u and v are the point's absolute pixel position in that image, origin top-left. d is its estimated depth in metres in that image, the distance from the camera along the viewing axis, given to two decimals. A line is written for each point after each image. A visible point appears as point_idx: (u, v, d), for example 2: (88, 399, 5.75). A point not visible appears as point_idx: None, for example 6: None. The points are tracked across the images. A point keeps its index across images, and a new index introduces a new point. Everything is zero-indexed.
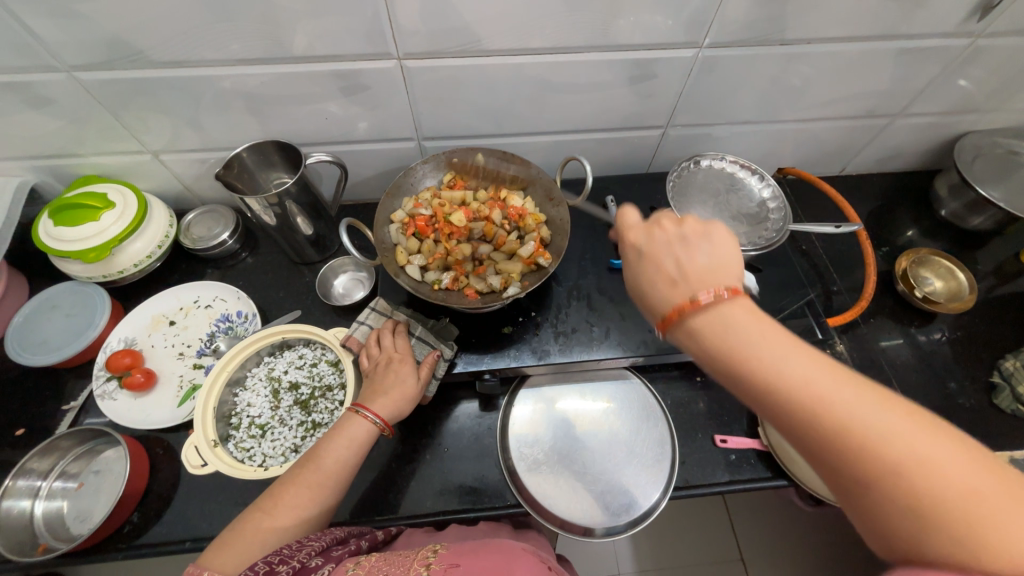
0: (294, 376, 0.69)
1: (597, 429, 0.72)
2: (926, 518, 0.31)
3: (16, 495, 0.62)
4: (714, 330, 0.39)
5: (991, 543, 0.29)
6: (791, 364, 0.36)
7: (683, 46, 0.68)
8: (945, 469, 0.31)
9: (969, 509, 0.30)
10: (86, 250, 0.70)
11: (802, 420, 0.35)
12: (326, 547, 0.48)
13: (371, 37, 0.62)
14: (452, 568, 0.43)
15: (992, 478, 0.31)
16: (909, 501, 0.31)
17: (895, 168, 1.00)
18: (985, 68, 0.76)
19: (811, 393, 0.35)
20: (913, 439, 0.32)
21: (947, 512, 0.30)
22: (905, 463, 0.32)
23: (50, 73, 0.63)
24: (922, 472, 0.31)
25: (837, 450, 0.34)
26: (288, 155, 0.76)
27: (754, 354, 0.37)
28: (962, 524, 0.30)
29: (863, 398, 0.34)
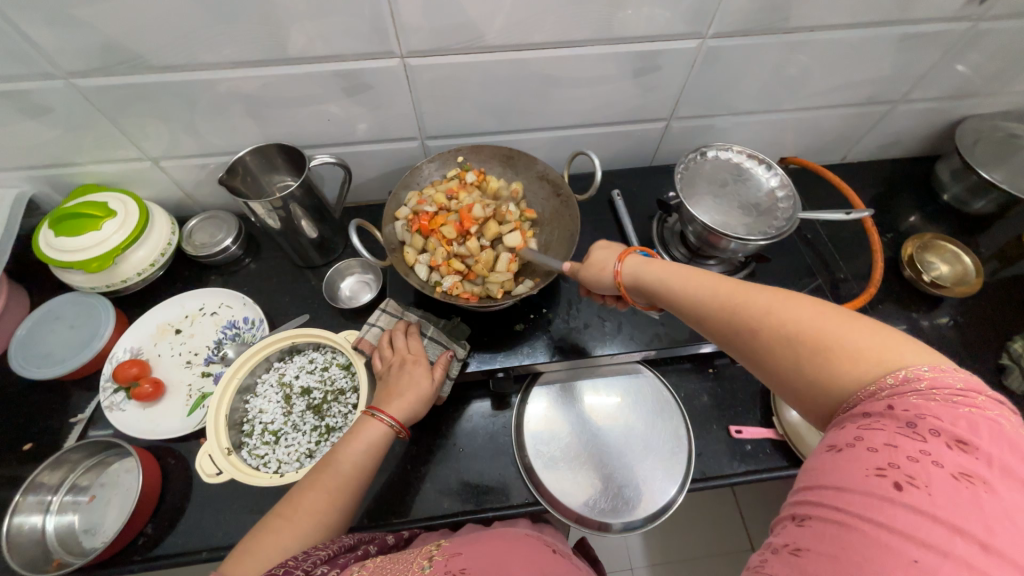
0: (305, 381, 0.69)
1: (611, 425, 0.71)
2: (800, 354, 0.37)
3: (27, 511, 0.61)
4: (636, 269, 0.52)
5: (845, 357, 0.35)
6: (691, 275, 0.47)
7: (686, 37, 0.68)
8: (805, 315, 0.38)
9: (822, 336, 0.36)
10: (89, 259, 0.69)
11: (703, 305, 0.44)
12: (333, 554, 0.46)
13: (373, 35, 0.62)
14: (456, 555, 0.45)
15: (847, 317, 0.37)
16: (784, 344, 0.38)
17: (895, 154, 1.00)
18: (985, 51, 0.76)
19: (699, 288, 0.45)
20: (782, 303, 0.39)
21: (810, 345, 0.36)
22: (776, 318, 0.39)
23: (46, 80, 0.62)
24: (789, 321, 0.38)
25: (731, 324, 0.42)
26: (291, 158, 0.76)
27: (666, 275, 0.49)
28: (824, 351, 0.36)
29: (745, 283, 0.43)
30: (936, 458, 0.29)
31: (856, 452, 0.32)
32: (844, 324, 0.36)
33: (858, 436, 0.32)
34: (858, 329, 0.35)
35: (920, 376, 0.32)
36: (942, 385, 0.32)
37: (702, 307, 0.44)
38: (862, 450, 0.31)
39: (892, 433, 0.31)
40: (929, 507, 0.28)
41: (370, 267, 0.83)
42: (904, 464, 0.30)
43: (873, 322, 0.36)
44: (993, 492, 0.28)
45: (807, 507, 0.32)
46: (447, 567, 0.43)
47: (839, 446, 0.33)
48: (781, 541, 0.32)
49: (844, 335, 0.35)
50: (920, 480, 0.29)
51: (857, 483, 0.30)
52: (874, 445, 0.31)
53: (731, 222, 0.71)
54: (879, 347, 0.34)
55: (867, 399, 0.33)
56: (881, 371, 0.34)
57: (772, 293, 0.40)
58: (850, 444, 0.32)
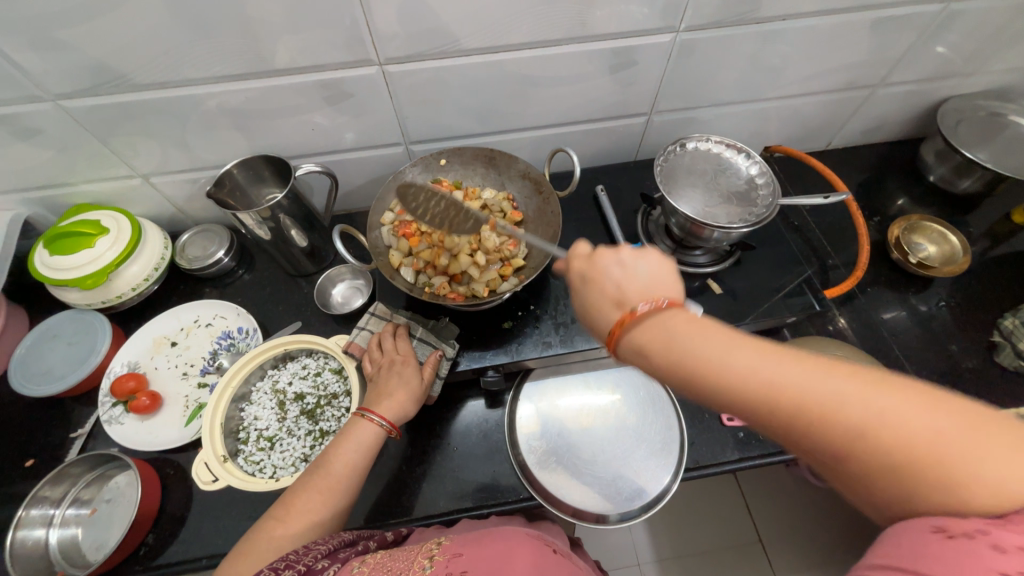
0: (299, 387, 0.70)
1: (604, 419, 0.72)
2: (912, 478, 0.31)
3: (30, 525, 0.62)
4: (663, 345, 0.39)
5: (981, 479, 0.29)
6: (746, 360, 0.36)
7: (660, 31, 0.69)
8: (915, 426, 0.31)
9: (943, 455, 0.30)
10: (82, 277, 0.70)
11: (781, 410, 0.34)
12: (334, 548, 0.48)
13: (351, 45, 0.63)
14: (457, 556, 0.45)
15: (964, 423, 0.31)
16: (889, 463, 0.31)
17: (880, 138, 1.01)
18: (961, 31, 0.77)
19: (763, 385, 0.35)
20: (884, 411, 0.32)
21: (927, 467, 0.30)
22: (881, 434, 0.31)
23: (35, 103, 0.63)
24: (896, 437, 0.31)
25: (814, 434, 0.33)
26: (278, 169, 0.77)
27: (711, 362, 0.37)
28: (947, 477, 0.30)
29: (831, 378, 0.34)
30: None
31: (975, 549, 0.27)
32: (967, 437, 0.30)
33: (981, 529, 0.28)
34: (981, 439, 0.30)
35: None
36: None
37: (773, 412, 0.35)
38: (983, 546, 0.27)
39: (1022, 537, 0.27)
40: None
41: (360, 272, 0.84)
42: None
43: (988, 422, 0.31)
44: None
45: None
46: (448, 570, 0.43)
47: (953, 533, 0.29)
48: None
49: (968, 452, 0.30)
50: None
51: None
52: (999, 544, 0.27)
53: (713, 212, 0.72)
54: (1017, 461, 0.29)
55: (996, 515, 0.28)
56: (1016, 495, 0.28)
57: (865, 393, 0.32)
58: (969, 536, 0.28)
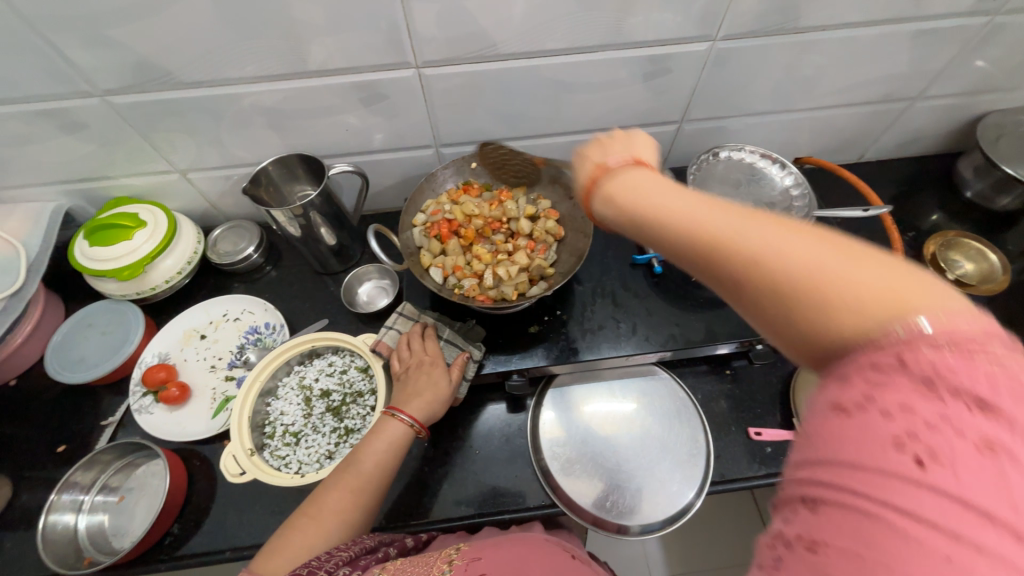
0: (325, 384, 0.70)
1: (629, 428, 0.71)
2: (801, 309, 0.27)
3: (61, 510, 0.63)
4: (616, 188, 0.38)
5: (845, 307, 0.26)
6: (679, 199, 0.34)
7: (696, 40, 0.68)
8: (812, 253, 0.27)
9: (828, 282, 0.26)
10: (120, 268, 0.72)
11: (681, 244, 0.33)
12: (355, 555, 0.47)
13: (390, 48, 0.64)
14: (476, 559, 0.45)
15: (867, 255, 0.26)
16: (774, 296, 0.28)
17: (914, 151, 0.99)
18: (1004, 45, 0.75)
19: (673, 223, 0.33)
20: (788, 240, 0.28)
21: (812, 296, 0.27)
22: (771, 265, 0.28)
23: (84, 98, 0.65)
24: (793, 265, 0.27)
25: (714, 265, 0.31)
26: (311, 168, 0.78)
27: (648, 203, 0.35)
28: (824, 301, 0.26)
29: (734, 213, 0.31)
30: (957, 425, 0.21)
31: (870, 418, 0.23)
32: (848, 269, 0.26)
33: (869, 394, 0.23)
34: (882, 274, 0.26)
35: (937, 325, 0.23)
36: (963, 338, 0.23)
37: (676, 244, 0.33)
38: (874, 415, 0.23)
39: (906, 392, 0.23)
40: (954, 488, 0.21)
41: (387, 272, 0.84)
42: (924, 434, 0.22)
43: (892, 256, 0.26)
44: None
45: (810, 488, 0.24)
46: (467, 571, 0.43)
47: (844, 407, 0.24)
48: (792, 532, 0.24)
49: (869, 283, 0.26)
50: (944, 457, 0.21)
51: (867, 459, 0.22)
52: (887, 408, 0.23)
53: None
54: (892, 295, 0.25)
55: (871, 350, 0.25)
56: (893, 320, 0.25)
57: (774, 223, 0.29)
58: (859, 406, 0.23)
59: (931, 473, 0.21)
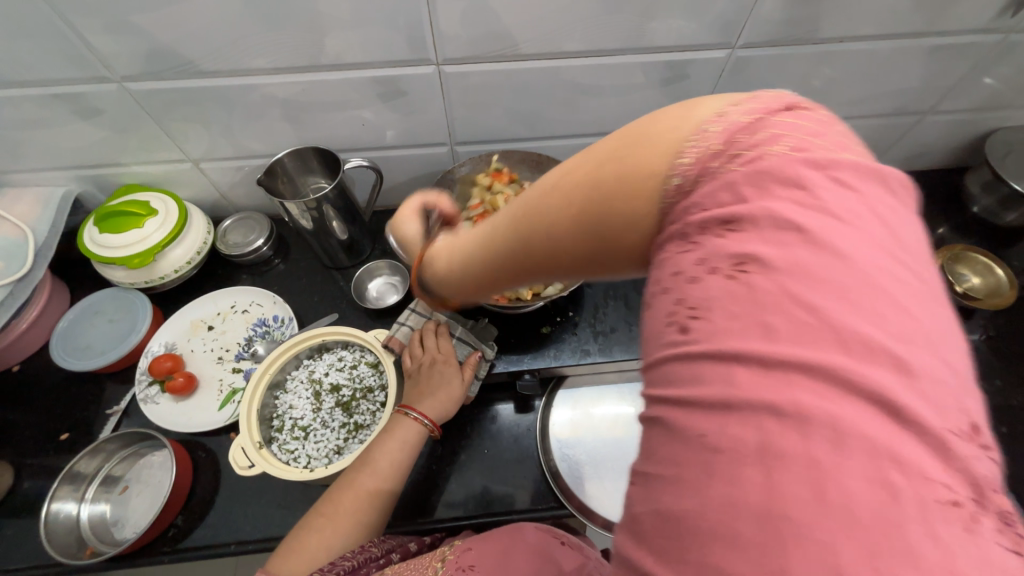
0: (335, 379, 0.70)
1: (636, 431, 0.72)
2: (610, 218, 0.25)
3: (63, 499, 0.62)
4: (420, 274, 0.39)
5: (632, 174, 0.24)
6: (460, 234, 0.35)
7: (716, 47, 0.69)
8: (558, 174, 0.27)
9: (596, 175, 0.25)
10: (129, 256, 0.72)
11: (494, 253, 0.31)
12: (358, 565, 0.46)
13: (411, 44, 0.64)
14: (467, 550, 0.46)
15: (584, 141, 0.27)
16: (585, 229, 0.26)
17: (923, 165, 1.00)
18: (1015, 63, 0.76)
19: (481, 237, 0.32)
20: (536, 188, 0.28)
21: (601, 193, 0.25)
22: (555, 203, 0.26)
23: (101, 84, 0.65)
24: (547, 199, 0.27)
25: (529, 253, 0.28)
26: (326, 161, 0.78)
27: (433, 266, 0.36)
28: (610, 189, 0.24)
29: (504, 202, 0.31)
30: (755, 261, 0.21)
31: (663, 298, 0.23)
32: (604, 156, 0.25)
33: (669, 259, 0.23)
34: (635, 143, 0.25)
35: (712, 127, 0.24)
36: (736, 123, 0.24)
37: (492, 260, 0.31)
38: (674, 280, 0.22)
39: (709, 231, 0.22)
40: (720, 343, 0.20)
41: (398, 268, 0.84)
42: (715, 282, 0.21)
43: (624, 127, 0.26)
44: (852, 274, 0.20)
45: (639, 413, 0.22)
46: (458, 566, 0.44)
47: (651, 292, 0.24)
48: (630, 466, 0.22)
49: (609, 155, 0.25)
50: (713, 310, 0.21)
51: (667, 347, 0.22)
52: (684, 267, 0.22)
53: None
54: (658, 137, 0.24)
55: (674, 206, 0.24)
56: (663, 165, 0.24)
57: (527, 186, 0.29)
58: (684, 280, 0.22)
59: (693, 339, 0.21)
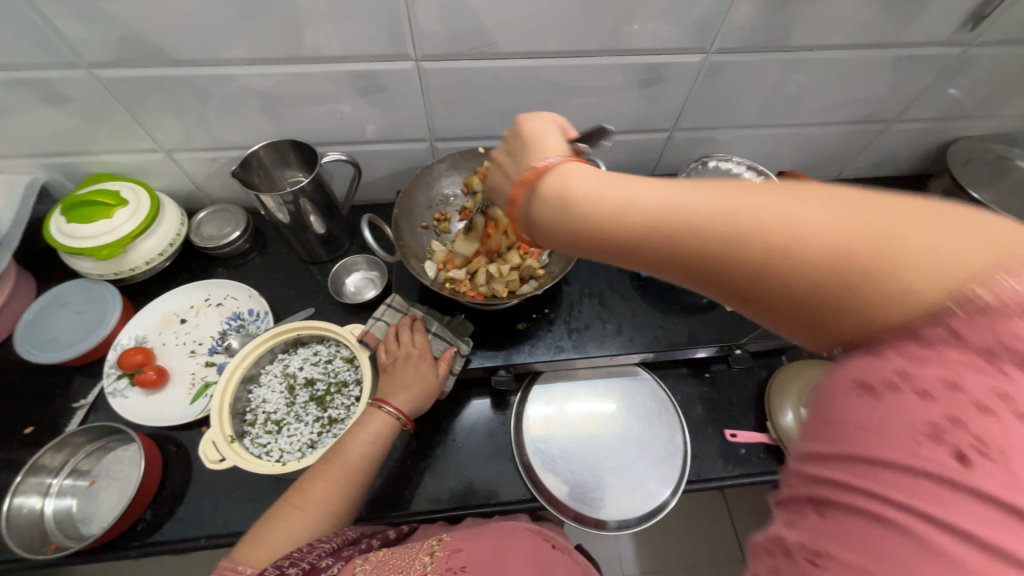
0: (309, 373, 0.70)
1: (610, 426, 0.73)
2: (837, 278, 0.25)
3: (27, 493, 0.61)
4: (547, 207, 0.36)
5: (901, 263, 0.24)
6: (627, 195, 0.32)
7: (691, 51, 0.70)
8: (811, 216, 0.26)
9: (868, 250, 0.24)
10: (99, 247, 0.71)
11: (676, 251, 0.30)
12: (338, 546, 0.48)
13: (389, 39, 0.64)
14: (456, 551, 0.45)
15: (851, 199, 0.26)
16: (812, 275, 0.26)
17: (889, 171, 1.03)
18: (975, 75, 0.79)
19: (651, 212, 0.31)
20: (772, 206, 0.27)
21: (851, 259, 0.25)
22: (790, 238, 0.26)
23: (69, 70, 0.63)
24: (786, 236, 0.26)
25: (721, 263, 0.29)
26: (303, 154, 0.77)
27: (576, 209, 0.34)
28: (874, 266, 0.24)
29: (715, 190, 0.29)
30: (1008, 410, 0.21)
31: (900, 399, 0.22)
32: (881, 224, 0.25)
33: (904, 370, 0.23)
34: (919, 231, 0.24)
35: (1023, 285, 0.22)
36: None
37: (667, 249, 0.30)
38: (908, 394, 0.22)
39: (955, 365, 0.22)
40: (976, 482, 0.20)
41: (376, 263, 0.84)
42: (969, 419, 0.21)
43: (923, 203, 0.25)
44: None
45: (830, 487, 0.23)
46: (449, 566, 0.43)
47: (875, 387, 0.23)
48: (793, 537, 0.23)
49: (900, 237, 0.24)
50: (995, 450, 0.20)
51: (911, 457, 0.21)
52: (926, 387, 0.22)
53: None
54: (952, 246, 0.23)
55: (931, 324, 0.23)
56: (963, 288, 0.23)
57: (765, 192, 0.28)
58: (890, 383, 0.23)
59: (955, 469, 0.21)
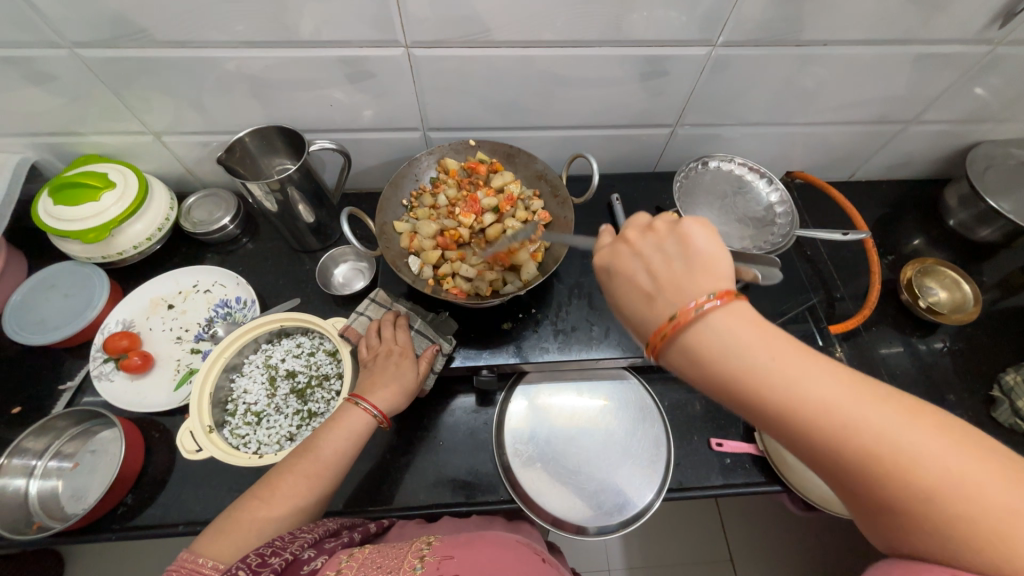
0: (292, 365, 0.69)
1: (593, 428, 0.72)
2: (973, 536, 0.28)
3: (11, 474, 0.62)
4: (712, 349, 0.35)
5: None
6: (811, 383, 0.33)
7: (697, 44, 0.66)
8: (968, 475, 0.29)
9: (1004, 527, 0.28)
10: (85, 230, 0.70)
11: (826, 450, 0.32)
12: (319, 538, 0.49)
13: (378, 24, 0.61)
14: (446, 559, 0.44)
15: (999, 469, 0.29)
16: (946, 519, 0.29)
17: (905, 175, 0.99)
18: (1003, 76, 0.74)
19: (821, 411, 0.32)
20: (935, 454, 0.30)
21: (987, 527, 0.28)
22: (945, 484, 0.29)
23: (51, 49, 0.62)
24: (940, 480, 0.29)
25: (873, 477, 0.31)
26: (291, 141, 0.75)
27: (749, 364, 0.34)
28: (999, 536, 0.28)
29: (888, 414, 0.31)
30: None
31: None
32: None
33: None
34: None
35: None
36: None
37: (828, 449, 0.32)
38: None
39: None
40: None
41: (364, 254, 0.83)
42: None
43: None
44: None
45: None
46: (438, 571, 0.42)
47: None
48: None
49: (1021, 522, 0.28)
50: None
51: None
52: None
53: (728, 234, 0.71)
54: None
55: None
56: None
57: (935, 440, 0.30)
58: None
59: None
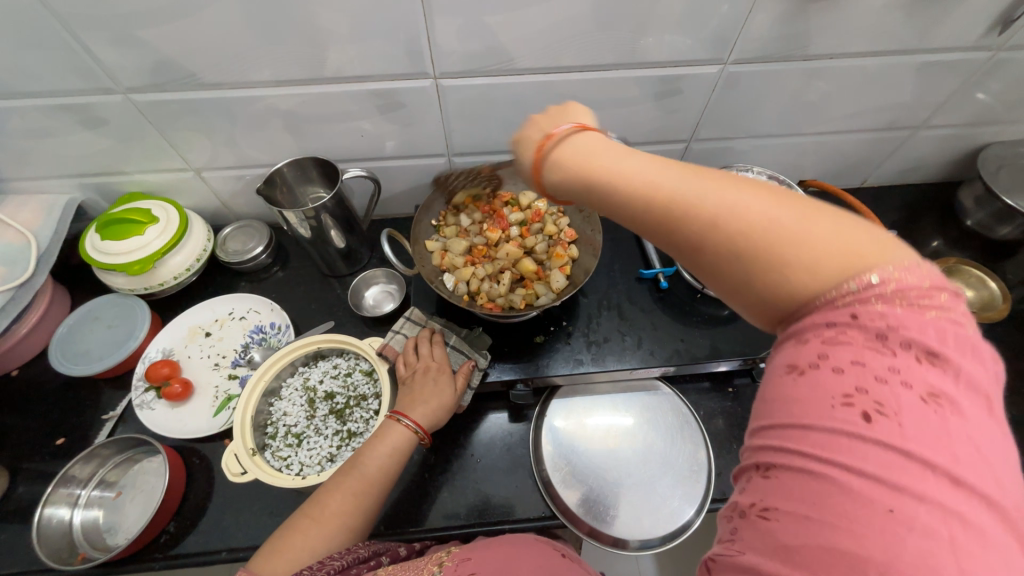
0: (329, 386, 0.70)
1: (630, 443, 0.71)
2: (750, 257, 0.30)
3: (58, 503, 0.62)
4: (564, 157, 0.40)
5: (799, 257, 0.29)
6: (625, 164, 0.37)
7: (708, 62, 0.70)
8: (768, 210, 0.30)
9: (779, 239, 0.29)
10: (130, 263, 0.73)
11: (641, 218, 0.36)
12: (347, 565, 0.46)
13: (408, 58, 0.65)
14: (465, 559, 0.45)
15: (808, 210, 0.30)
16: (735, 249, 0.31)
17: (917, 179, 1.01)
18: (1005, 80, 0.77)
19: (639, 183, 0.35)
20: (724, 195, 0.32)
21: (761, 247, 0.30)
22: (731, 218, 0.31)
23: (106, 95, 0.66)
24: (725, 215, 0.31)
25: (676, 231, 0.34)
26: (325, 171, 0.79)
27: (583, 163, 0.39)
28: (773, 252, 0.29)
29: (689, 174, 0.34)
30: (904, 377, 0.25)
31: (821, 377, 0.26)
32: (802, 224, 0.29)
33: (822, 352, 0.27)
34: (810, 229, 0.29)
35: (886, 277, 0.27)
36: (909, 284, 0.26)
37: (646, 214, 0.35)
38: (827, 372, 0.26)
39: (860, 349, 0.26)
40: (903, 443, 0.23)
41: (394, 277, 0.85)
42: (873, 388, 0.25)
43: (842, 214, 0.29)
44: (961, 413, 0.24)
45: (772, 455, 0.27)
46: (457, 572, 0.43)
47: (801, 367, 0.27)
48: (747, 500, 0.27)
49: (786, 233, 0.29)
50: (893, 409, 0.24)
51: (824, 418, 0.25)
52: (839, 364, 0.26)
53: None
54: (835, 243, 0.28)
55: (824, 307, 0.28)
56: (845, 276, 0.28)
57: (727, 187, 0.32)
58: (813, 365, 0.27)
59: (880, 431, 0.24)
